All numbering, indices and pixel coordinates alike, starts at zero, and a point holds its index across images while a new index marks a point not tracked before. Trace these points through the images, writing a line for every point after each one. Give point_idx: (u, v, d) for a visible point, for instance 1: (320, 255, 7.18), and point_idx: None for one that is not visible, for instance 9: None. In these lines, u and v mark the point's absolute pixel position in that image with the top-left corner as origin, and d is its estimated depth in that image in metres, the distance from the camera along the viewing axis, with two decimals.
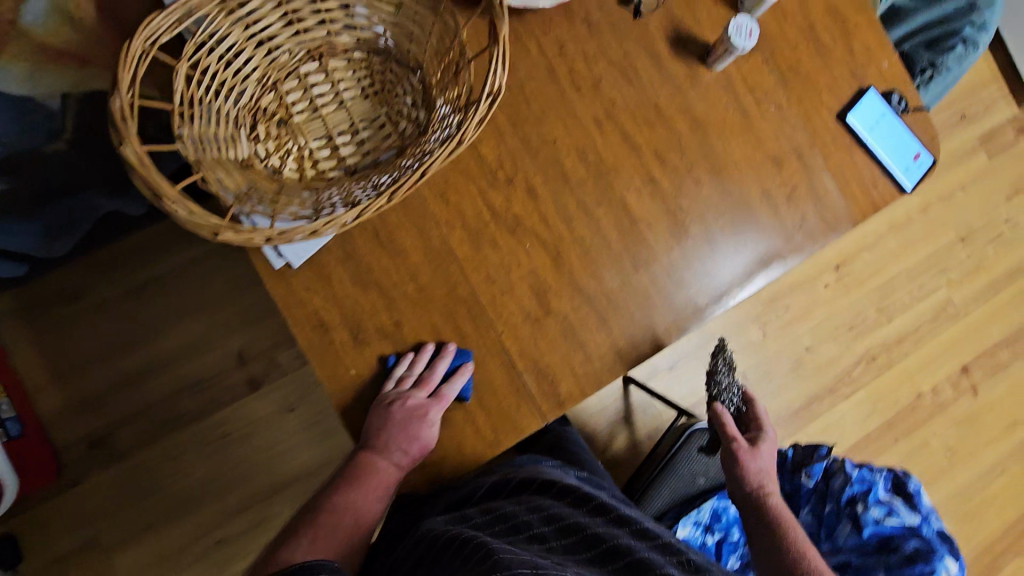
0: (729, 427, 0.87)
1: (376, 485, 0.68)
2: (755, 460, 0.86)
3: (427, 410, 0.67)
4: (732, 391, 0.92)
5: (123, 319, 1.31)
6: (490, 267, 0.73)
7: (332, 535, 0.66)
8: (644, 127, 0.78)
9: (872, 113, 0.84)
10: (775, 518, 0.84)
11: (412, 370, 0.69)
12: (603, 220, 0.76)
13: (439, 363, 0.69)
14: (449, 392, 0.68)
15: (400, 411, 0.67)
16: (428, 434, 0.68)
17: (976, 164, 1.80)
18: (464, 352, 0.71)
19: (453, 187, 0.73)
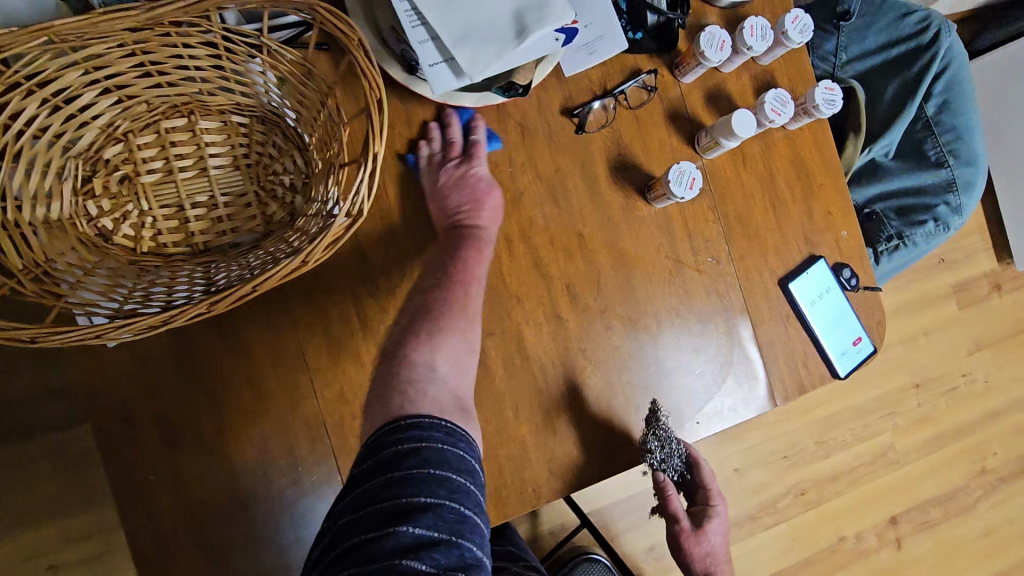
0: (674, 508, 0.80)
1: (470, 248, 0.64)
2: (700, 545, 0.82)
3: (467, 163, 0.66)
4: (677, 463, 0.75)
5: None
6: (346, 385, 0.63)
7: (450, 331, 0.59)
8: (561, 256, 0.70)
9: (816, 286, 0.77)
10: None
11: (447, 139, 0.67)
12: (491, 352, 0.67)
13: (456, 123, 0.67)
14: (478, 138, 0.67)
15: (448, 176, 0.65)
16: (487, 187, 0.67)
17: (944, 312, 1.75)
18: (468, 110, 0.69)
19: (323, 285, 0.64)
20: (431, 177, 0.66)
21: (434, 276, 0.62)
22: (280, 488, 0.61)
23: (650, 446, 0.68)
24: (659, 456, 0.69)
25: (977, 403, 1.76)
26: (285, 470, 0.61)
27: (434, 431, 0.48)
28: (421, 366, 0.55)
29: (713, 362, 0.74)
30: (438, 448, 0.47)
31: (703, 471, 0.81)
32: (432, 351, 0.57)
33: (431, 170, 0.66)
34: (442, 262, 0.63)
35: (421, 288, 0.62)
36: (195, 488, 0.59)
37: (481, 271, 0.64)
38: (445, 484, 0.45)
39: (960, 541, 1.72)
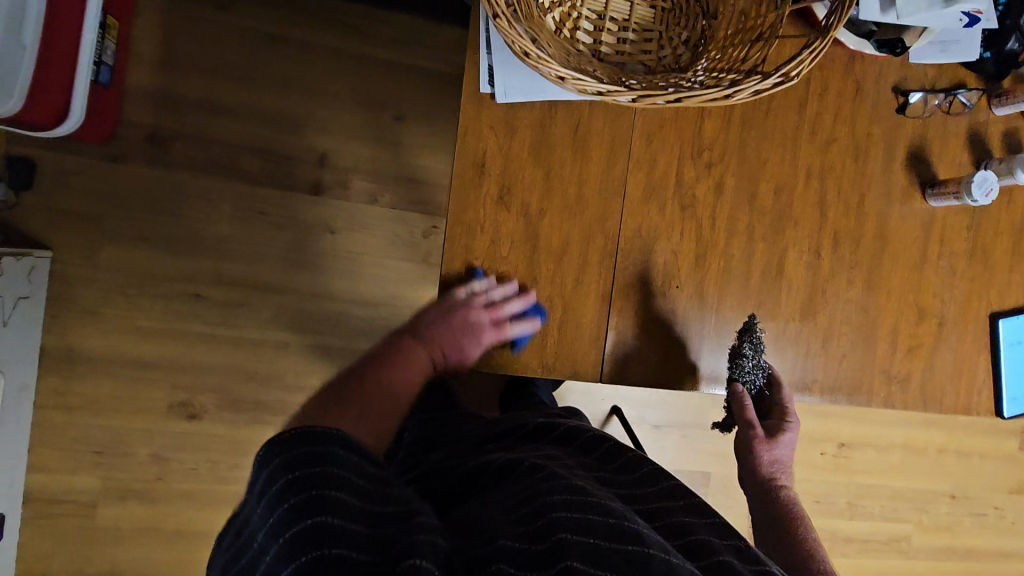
0: (748, 411, 0.75)
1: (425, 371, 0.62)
2: (770, 453, 0.76)
3: (484, 331, 0.66)
4: (759, 372, 0.74)
5: (254, 59, 1.30)
6: (645, 224, 0.72)
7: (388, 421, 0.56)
8: (840, 206, 0.78)
9: (1018, 333, 0.85)
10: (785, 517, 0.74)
11: (491, 293, 0.67)
12: (757, 255, 0.76)
13: (515, 300, 0.67)
14: (510, 331, 0.67)
15: (459, 319, 0.65)
16: (471, 353, 0.66)
17: (1006, 444, 1.82)
18: (539, 310, 0.69)
19: (662, 135, 0.72)
20: (452, 294, 0.66)
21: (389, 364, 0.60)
22: (564, 280, 0.70)
23: (744, 353, 0.72)
24: (751, 361, 0.73)
25: (996, 537, 1.84)
26: (572, 268, 0.71)
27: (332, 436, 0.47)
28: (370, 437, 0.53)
29: (909, 351, 0.82)
30: (319, 442, 0.46)
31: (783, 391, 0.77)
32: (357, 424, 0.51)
33: (466, 299, 0.66)
34: (398, 355, 0.61)
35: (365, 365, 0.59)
36: (505, 246, 0.69)
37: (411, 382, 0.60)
38: (332, 475, 0.44)
39: None
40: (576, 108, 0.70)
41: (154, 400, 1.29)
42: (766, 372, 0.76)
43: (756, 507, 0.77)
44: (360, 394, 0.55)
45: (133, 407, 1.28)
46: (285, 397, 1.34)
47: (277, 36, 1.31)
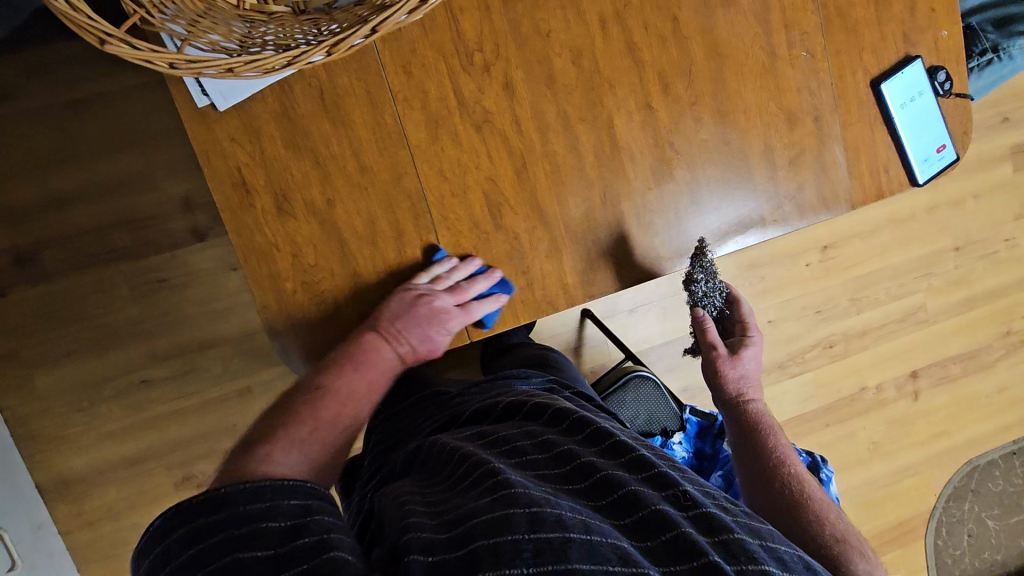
0: (712, 334, 0.82)
1: (377, 371, 0.63)
2: (735, 368, 0.81)
3: (449, 316, 0.66)
4: (716, 295, 0.84)
5: (74, 134, 1.21)
6: (445, 162, 0.65)
7: (337, 431, 0.58)
8: (654, 42, 0.68)
9: (909, 89, 0.75)
10: (754, 424, 0.79)
11: (453, 275, 0.65)
12: (582, 139, 0.68)
13: (479, 278, 0.66)
14: (478, 311, 0.66)
15: (417, 307, 0.64)
16: (441, 339, 0.67)
17: (998, 174, 1.72)
18: (506, 285, 0.68)
19: (419, 60, 0.63)
20: (413, 283, 0.65)
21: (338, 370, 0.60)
22: (388, 257, 0.65)
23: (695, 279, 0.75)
24: (703, 287, 0.82)
25: (1014, 268, 1.79)
26: (390, 242, 0.65)
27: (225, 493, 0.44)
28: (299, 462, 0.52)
29: (790, 167, 0.74)
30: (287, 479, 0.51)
31: (742, 308, 0.87)
32: (297, 451, 0.53)
33: (426, 288, 0.64)
34: (359, 360, 0.62)
35: (318, 381, 0.59)
36: (309, 253, 0.63)
37: (374, 395, 0.62)
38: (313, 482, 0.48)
39: (973, 396, 1.82)
40: (310, 74, 0.61)
41: (158, 486, 1.33)
42: (723, 294, 0.86)
43: (730, 418, 0.81)
44: (317, 420, 0.56)
45: (143, 502, 1.32)
46: None
47: (82, 100, 1.21)
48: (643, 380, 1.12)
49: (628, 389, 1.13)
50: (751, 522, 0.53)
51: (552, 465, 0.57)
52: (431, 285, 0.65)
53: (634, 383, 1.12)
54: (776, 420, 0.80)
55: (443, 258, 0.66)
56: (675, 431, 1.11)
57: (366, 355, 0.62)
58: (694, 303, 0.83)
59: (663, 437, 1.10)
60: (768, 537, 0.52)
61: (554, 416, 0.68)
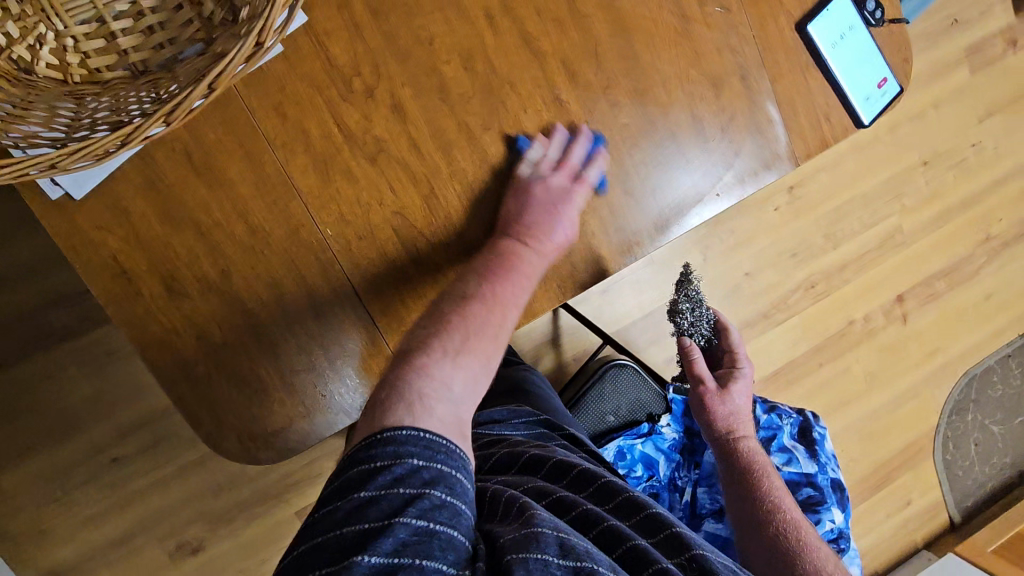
0: (699, 367, 0.83)
1: (520, 271, 0.59)
2: (725, 403, 0.84)
3: (569, 191, 0.62)
4: (702, 325, 0.86)
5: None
6: (344, 205, 0.58)
7: (474, 353, 0.54)
8: (551, 27, 0.61)
9: (838, 26, 0.69)
10: (745, 464, 0.81)
11: (548, 153, 0.62)
12: (491, 149, 0.61)
13: (578, 146, 0.62)
14: (589, 176, 0.63)
15: (538, 192, 0.61)
16: (569, 224, 0.62)
17: (956, 79, 1.66)
18: (597, 138, 0.64)
19: (291, 98, 0.56)
20: (518, 177, 0.61)
21: (474, 284, 0.58)
22: (303, 319, 0.59)
23: (682, 307, 0.84)
24: (688, 319, 0.85)
25: (984, 173, 1.75)
26: (302, 302, 0.58)
27: (417, 447, 0.45)
28: (437, 381, 0.50)
29: (726, 132, 0.68)
30: (431, 469, 0.45)
31: (731, 337, 0.88)
32: (452, 363, 0.52)
33: (534, 175, 0.61)
34: (495, 270, 0.58)
35: (463, 289, 0.57)
36: (215, 332, 0.57)
37: (523, 300, 0.59)
38: (411, 517, 0.42)
39: (961, 308, 1.80)
40: (171, 138, 0.54)
41: (154, 557, 1.26)
42: (711, 323, 0.87)
43: (721, 457, 0.84)
44: (467, 328, 0.55)
45: None
46: (260, 485, 1.30)
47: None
48: (620, 370, 1.09)
49: (605, 381, 1.09)
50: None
51: (560, 512, 0.57)
52: (535, 173, 0.61)
53: (612, 376, 1.09)
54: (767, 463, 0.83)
55: (529, 146, 0.61)
56: (662, 414, 1.08)
57: (505, 262, 0.59)
58: (681, 334, 0.84)
59: (650, 422, 1.08)
60: None
61: (553, 468, 0.67)
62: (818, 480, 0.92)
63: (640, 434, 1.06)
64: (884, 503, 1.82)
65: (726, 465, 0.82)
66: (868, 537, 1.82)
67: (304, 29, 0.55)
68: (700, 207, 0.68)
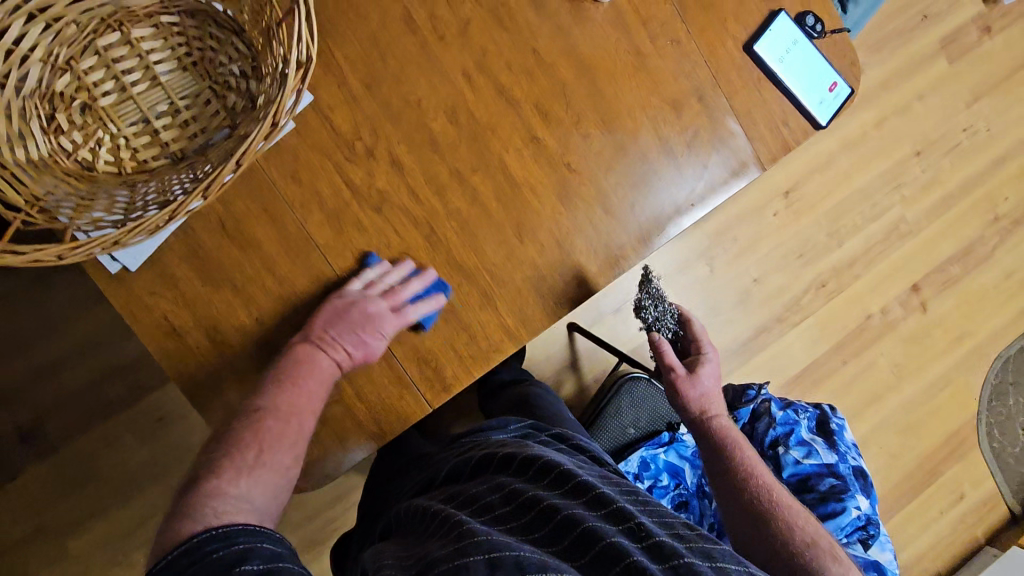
0: (669, 357, 0.85)
1: (316, 381, 0.62)
2: (695, 386, 0.85)
3: (388, 315, 0.64)
4: (667, 318, 0.88)
5: (15, 314, 1.18)
6: (356, 251, 0.67)
7: (270, 465, 0.57)
8: (522, 78, 0.69)
9: (782, 42, 0.76)
10: (721, 443, 0.84)
11: (385, 278, 0.66)
12: (480, 188, 0.69)
13: (413, 281, 0.66)
14: (413, 315, 0.65)
15: (355, 311, 0.64)
16: (378, 343, 0.64)
17: (936, 69, 1.71)
18: (442, 286, 0.68)
19: (305, 165, 0.65)
20: (342, 294, 0.65)
21: (267, 395, 0.60)
22: None
23: (645, 303, 0.87)
24: (653, 312, 0.87)
25: (981, 154, 1.77)
26: None
27: (213, 540, 0.48)
28: (223, 491, 0.53)
29: (694, 146, 0.75)
30: (236, 544, 0.48)
31: (694, 326, 0.90)
32: (247, 478, 0.56)
33: (360, 293, 0.65)
34: (284, 376, 0.61)
35: (256, 403, 0.60)
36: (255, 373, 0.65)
37: (317, 407, 0.62)
38: (242, 574, 0.45)
39: (981, 290, 1.79)
40: (207, 210, 0.63)
41: None
42: (674, 314, 0.90)
43: (698, 436, 0.86)
44: (262, 442, 0.58)
45: None
46: None
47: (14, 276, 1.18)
48: (636, 383, 1.12)
49: (622, 395, 1.12)
50: (705, 545, 0.57)
51: (523, 513, 0.60)
52: (361, 292, 0.65)
53: (628, 389, 1.12)
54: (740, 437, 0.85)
55: (373, 263, 0.66)
56: (680, 422, 1.12)
57: (301, 367, 0.62)
58: (648, 329, 0.87)
59: (671, 431, 1.11)
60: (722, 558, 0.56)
61: (522, 462, 0.68)
62: (840, 469, 0.94)
63: (661, 443, 1.09)
64: (935, 498, 1.77)
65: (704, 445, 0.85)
66: (926, 537, 1.76)
67: (312, 106, 0.64)
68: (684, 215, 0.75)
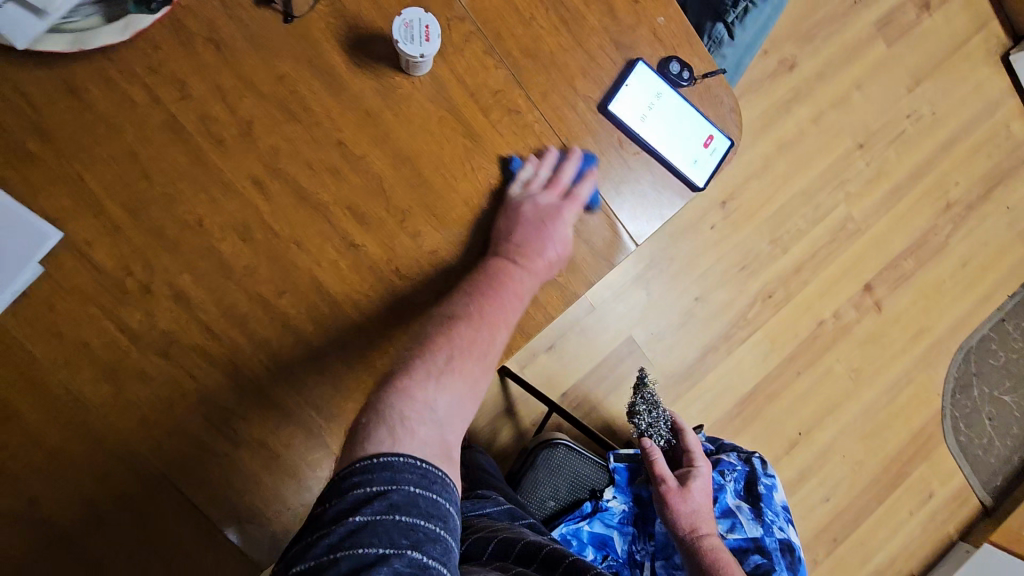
0: (658, 463, 0.84)
1: (512, 288, 0.60)
2: (686, 501, 0.82)
3: (560, 211, 0.62)
4: (660, 425, 0.89)
5: None
6: (143, 406, 0.56)
7: (459, 373, 0.56)
8: (327, 178, 0.59)
9: (643, 97, 0.65)
10: (709, 564, 0.76)
11: (542, 171, 0.63)
12: (292, 313, 0.59)
13: (569, 163, 0.64)
14: (581, 193, 0.63)
15: (535, 211, 0.62)
16: (562, 233, 0.62)
17: (873, 54, 1.60)
18: (588, 156, 0.65)
19: (64, 315, 0.54)
20: (508, 196, 0.62)
21: (462, 303, 0.59)
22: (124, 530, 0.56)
23: (639, 409, 0.90)
24: (647, 418, 0.89)
25: (927, 140, 1.67)
26: (120, 514, 0.56)
27: (410, 471, 0.46)
28: (419, 402, 0.52)
29: None
30: (422, 502, 0.45)
31: (688, 438, 0.90)
32: (435, 385, 0.54)
33: (524, 194, 0.62)
34: (479, 287, 0.60)
35: (451, 308, 0.59)
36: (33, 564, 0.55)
37: (512, 321, 0.60)
38: (405, 549, 0.42)
39: (937, 283, 1.71)
40: None
41: None
42: (668, 424, 0.91)
43: (687, 558, 0.79)
44: (455, 348, 0.57)
45: None
46: None
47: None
48: (555, 449, 1.02)
49: (538, 466, 1.02)
50: None
51: None
52: (525, 190, 0.62)
53: (544, 458, 1.02)
54: (733, 562, 0.77)
55: (519, 162, 0.63)
56: (605, 488, 1.02)
57: (495, 278, 0.60)
58: (640, 434, 0.88)
59: (594, 499, 1.01)
60: None
61: (524, 551, 0.69)
62: (766, 543, 0.86)
63: (584, 515, 0.99)
64: (904, 501, 1.70)
65: (691, 567, 0.77)
66: (898, 541, 1.69)
67: (62, 244, 0.53)
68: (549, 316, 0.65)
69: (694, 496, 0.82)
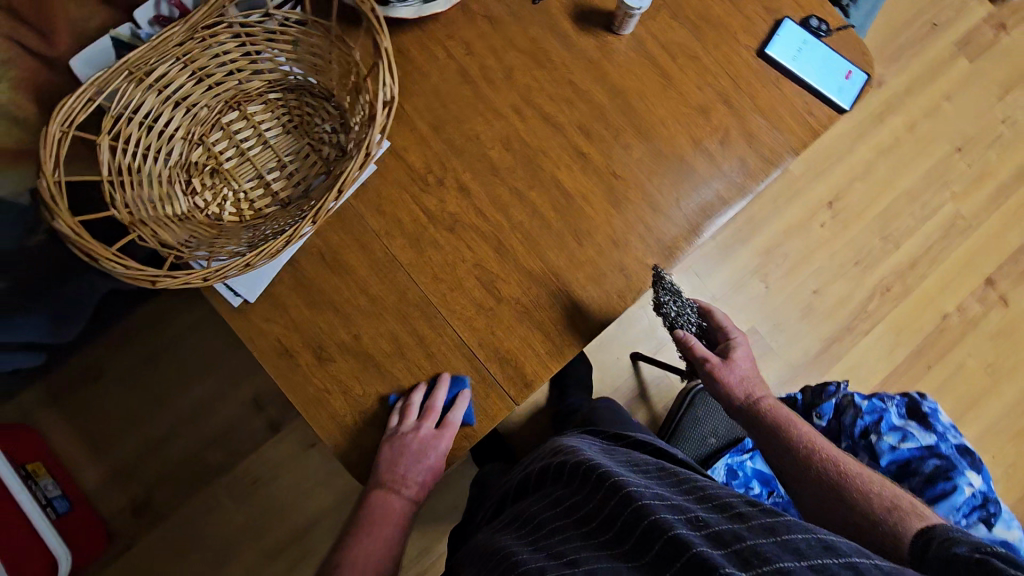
0: (699, 348, 0.84)
1: (390, 520, 0.71)
2: (732, 371, 0.83)
3: (434, 438, 0.71)
4: (688, 312, 0.86)
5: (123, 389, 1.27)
6: (435, 267, 0.75)
7: None
8: (563, 106, 0.80)
9: (793, 44, 0.84)
10: (772, 428, 0.80)
11: (415, 402, 0.71)
12: (539, 203, 0.77)
13: (439, 391, 0.71)
14: (453, 421, 0.71)
15: (406, 448, 0.70)
16: (433, 461, 0.72)
17: (958, 70, 1.75)
18: (459, 380, 0.72)
19: (387, 199, 0.76)
20: (386, 432, 0.70)
21: (357, 543, 0.70)
22: (420, 362, 0.73)
23: (664, 302, 0.81)
24: (674, 308, 0.82)
25: None
26: (417, 349, 0.74)
27: None
28: None
29: (729, 146, 0.82)
30: None
31: (716, 315, 0.89)
32: None
33: (399, 428, 0.70)
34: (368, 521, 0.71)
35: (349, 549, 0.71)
36: (355, 385, 0.72)
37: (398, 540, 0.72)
38: None
39: None
40: (311, 246, 0.74)
41: None
42: (694, 309, 0.88)
43: (746, 423, 0.83)
44: None
45: None
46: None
47: (127, 352, 1.28)
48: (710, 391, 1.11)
49: (696, 406, 1.11)
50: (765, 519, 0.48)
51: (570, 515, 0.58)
52: (400, 427, 0.70)
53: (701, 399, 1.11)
54: (789, 412, 0.81)
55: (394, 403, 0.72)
56: None
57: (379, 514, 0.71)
58: (672, 326, 0.84)
59: None
60: (782, 527, 0.47)
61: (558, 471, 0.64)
62: (942, 449, 0.91)
63: (745, 450, 1.07)
64: None
65: (756, 432, 0.81)
66: None
67: (389, 150, 0.76)
68: (731, 207, 0.80)
69: (737, 370, 0.83)
